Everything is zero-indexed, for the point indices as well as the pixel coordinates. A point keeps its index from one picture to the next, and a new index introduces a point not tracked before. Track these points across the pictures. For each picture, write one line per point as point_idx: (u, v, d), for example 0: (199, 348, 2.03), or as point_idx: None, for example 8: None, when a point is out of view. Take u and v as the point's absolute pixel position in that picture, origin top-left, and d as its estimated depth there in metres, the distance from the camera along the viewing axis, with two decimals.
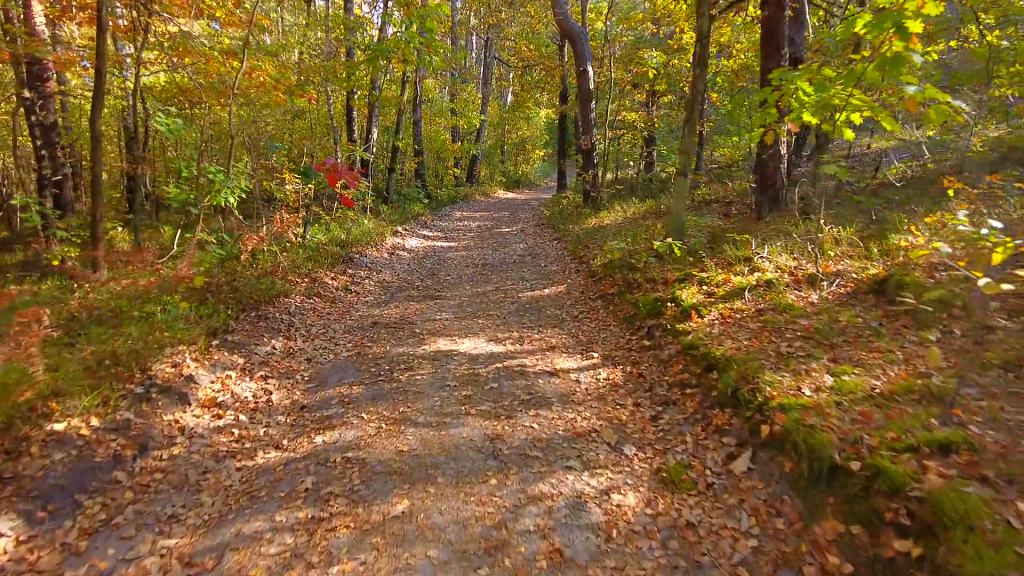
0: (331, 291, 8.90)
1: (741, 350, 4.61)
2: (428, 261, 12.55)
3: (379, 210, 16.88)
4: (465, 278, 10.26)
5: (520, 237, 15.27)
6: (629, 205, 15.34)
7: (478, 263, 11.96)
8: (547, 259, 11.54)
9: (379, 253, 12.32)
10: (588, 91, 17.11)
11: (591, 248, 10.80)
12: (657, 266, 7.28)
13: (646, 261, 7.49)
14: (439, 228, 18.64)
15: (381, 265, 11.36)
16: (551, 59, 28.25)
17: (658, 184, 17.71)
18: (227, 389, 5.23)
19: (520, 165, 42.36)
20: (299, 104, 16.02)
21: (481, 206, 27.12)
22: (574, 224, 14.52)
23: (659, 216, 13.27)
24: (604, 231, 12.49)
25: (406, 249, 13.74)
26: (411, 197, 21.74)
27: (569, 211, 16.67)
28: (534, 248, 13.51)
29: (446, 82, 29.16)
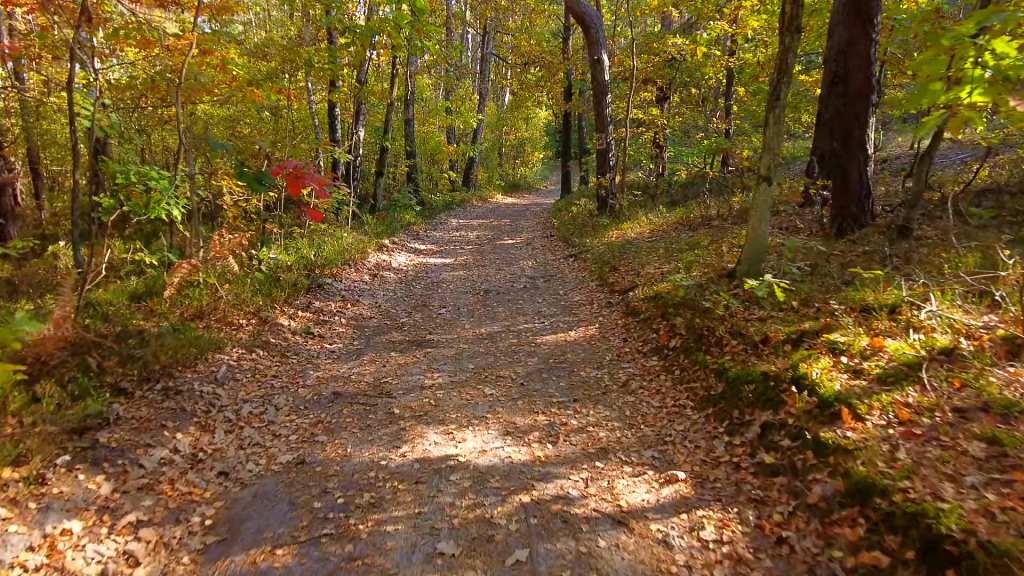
0: (287, 338, 6.71)
1: (992, 518, 2.47)
2: (417, 284, 10.35)
3: (363, 220, 14.69)
4: (462, 312, 8.09)
5: (527, 252, 13.10)
6: (652, 214, 13.21)
7: (479, 288, 9.76)
8: (563, 283, 9.36)
9: (359, 276, 10.17)
10: (603, 84, 14.99)
11: (620, 270, 8.62)
12: (743, 315, 5.10)
13: (724, 305, 5.31)
14: (433, 240, 16.47)
15: (359, 294, 9.18)
16: (553, 54, 26.12)
17: (681, 190, 15.59)
18: (56, 560, 2.95)
19: (519, 168, 40.16)
20: (271, 98, 13.80)
21: (478, 213, 24.95)
22: (590, 238, 12.38)
23: (695, 229, 11.13)
24: (630, 246, 10.33)
25: (393, 268, 11.58)
26: (401, 204, 19.52)
27: (582, 221, 14.52)
28: (543, 266, 11.32)
29: (441, 78, 26.97)
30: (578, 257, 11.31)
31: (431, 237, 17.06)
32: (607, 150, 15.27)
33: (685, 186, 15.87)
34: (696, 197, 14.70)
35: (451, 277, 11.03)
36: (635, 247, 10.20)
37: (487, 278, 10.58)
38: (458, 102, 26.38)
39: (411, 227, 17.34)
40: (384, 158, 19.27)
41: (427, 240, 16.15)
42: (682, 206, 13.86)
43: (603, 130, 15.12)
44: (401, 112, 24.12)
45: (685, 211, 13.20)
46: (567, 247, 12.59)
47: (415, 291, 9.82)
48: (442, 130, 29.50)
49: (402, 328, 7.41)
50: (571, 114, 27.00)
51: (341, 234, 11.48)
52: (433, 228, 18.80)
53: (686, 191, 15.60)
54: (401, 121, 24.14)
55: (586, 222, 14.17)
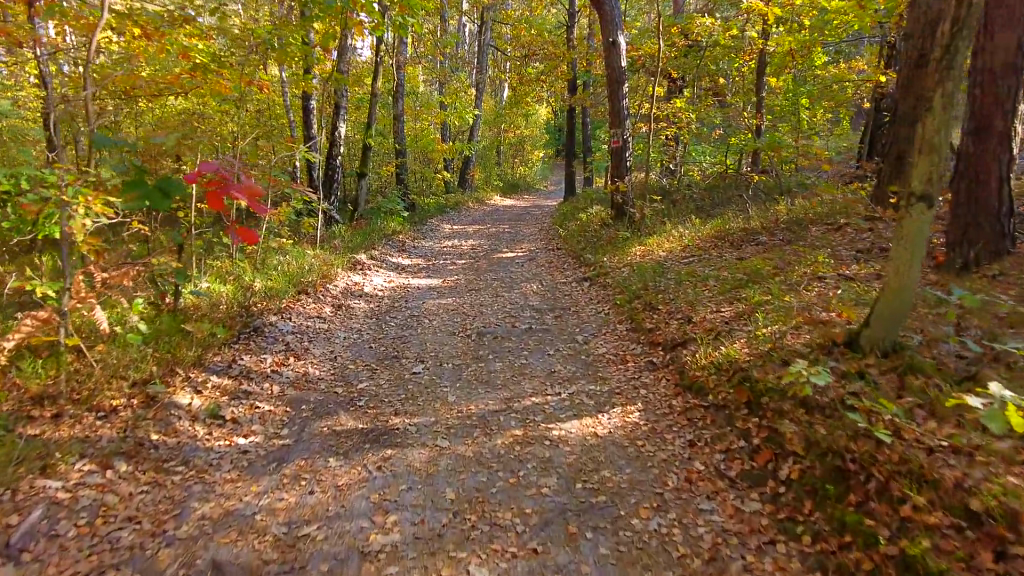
0: (179, 429, 4.48)
1: None
2: (392, 317, 8.17)
3: (335, 232, 12.50)
4: (442, 370, 5.90)
5: (529, 271, 10.91)
6: (679, 226, 11.02)
7: (469, 326, 7.57)
8: (576, 322, 7.17)
9: (317, 309, 7.98)
10: (620, 71, 12.70)
11: (657, 312, 6.43)
12: (931, 454, 2.91)
13: (887, 427, 3.13)
14: (420, 253, 14.28)
15: (311, 337, 7.00)
16: (556, 44, 23.76)
17: (706, 199, 13.44)
18: None
19: (518, 168, 37.92)
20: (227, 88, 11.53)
21: (473, 218, 22.76)
22: (606, 256, 10.19)
23: (740, 249, 8.96)
24: (663, 271, 8.13)
25: (365, 293, 9.39)
26: (386, 210, 17.33)
27: (594, 233, 12.33)
28: (548, 292, 9.13)
29: (433, 69, 24.64)
30: (593, 281, 9.10)
31: (419, 249, 14.88)
32: (624, 147, 12.95)
33: (712, 192, 13.67)
34: (728, 207, 12.54)
35: (434, 306, 8.84)
36: (669, 271, 8.00)
37: (482, 310, 8.39)
38: (452, 96, 24.14)
39: (396, 238, 15.16)
40: (367, 157, 17.05)
41: (413, 254, 13.97)
42: (714, 218, 11.69)
43: (620, 125, 12.85)
44: (389, 106, 21.90)
45: (718, 223, 11.00)
46: (577, 267, 10.41)
47: (386, 328, 7.64)
48: (435, 127, 27.26)
49: (356, 402, 5.22)
50: (575, 109, 24.79)
51: (300, 253, 9.28)
52: (422, 237, 16.60)
53: (715, 199, 13.43)
54: (389, 116, 21.92)
55: (598, 235, 12.00)
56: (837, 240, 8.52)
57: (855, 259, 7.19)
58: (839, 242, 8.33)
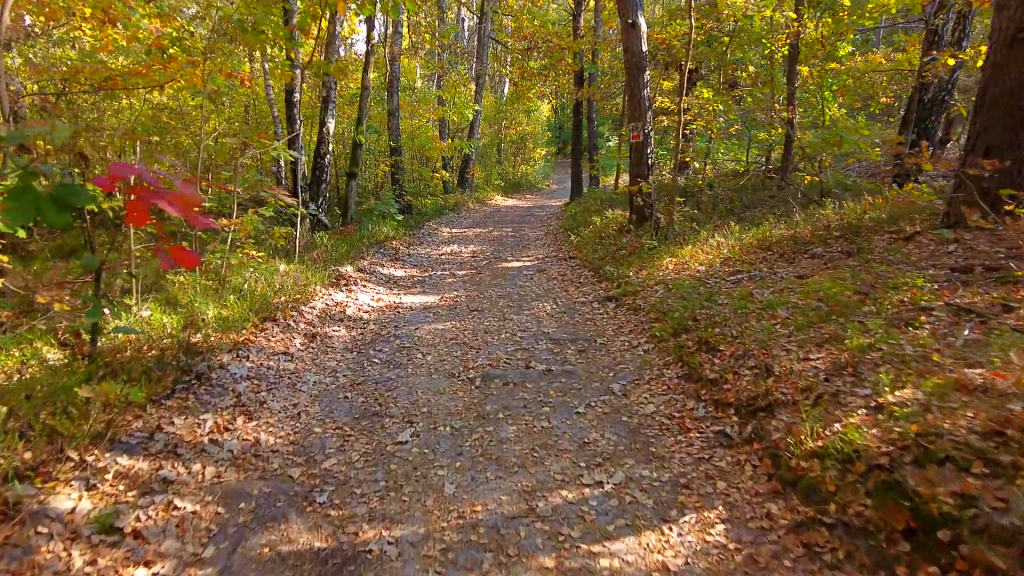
0: (42, 561, 2.94)
1: None
2: (377, 348, 6.70)
3: (319, 240, 11.05)
4: (436, 438, 4.43)
5: (539, 287, 9.43)
6: (712, 234, 9.59)
7: (472, 362, 6.10)
8: (606, 361, 5.69)
9: (285, 343, 6.53)
10: (642, 56, 11.18)
11: (718, 357, 4.97)
12: None
13: None
14: (415, 262, 12.82)
15: (273, 385, 5.55)
16: (562, 36, 22.23)
17: (736, 203, 12.01)
18: None
19: (520, 167, 36.42)
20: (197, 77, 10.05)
21: (474, 220, 21.28)
22: (630, 269, 8.74)
23: (794, 267, 7.52)
24: (709, 292, 6.67)
25: (346, 316, 7.94)
26: (379, 213, 15.87)
27: (611, 241, 10.89)
28: (564, 314, 7.66)
29: (431, 61, 23.11)
30: (618, 301, 7.63)
31: (414, 257, 13.42)
32: (647, 141, 11.48)
33: (742, 198, 12.26)
34: (763, 211, 11.10)
35: (428, 331, 7.37)
36: (717, 293, 6.55)
37: (486, 339, 6.93)
38: (451, 89, 22.67)
39: (388, 245, 13.70)
40: (358, 155, 15.58)
41: (406, 263, 12.51)
42: (750, 225, 10.26)
43: (642, 117, 11.37)
44: (383, 101, 20.45)
45: (758, 231, 9.55)
46: (595, 283, 8.93)
47: (368, 365, 6.17)
48: (433, 124, 25.79)
49: (315, 498, 3.78)
50: (582, 103, 23.38)
51: (271, 270, 7.84)
52: (418, 243, 15.14)
53: (746, 203, 12.02)
54: (382, 111, 20.46)
55: (616, 243, 10.57)
56: (914, 252, 7.08)
57: (957, 282, 5.71)
58: (918, 256, 6.88)
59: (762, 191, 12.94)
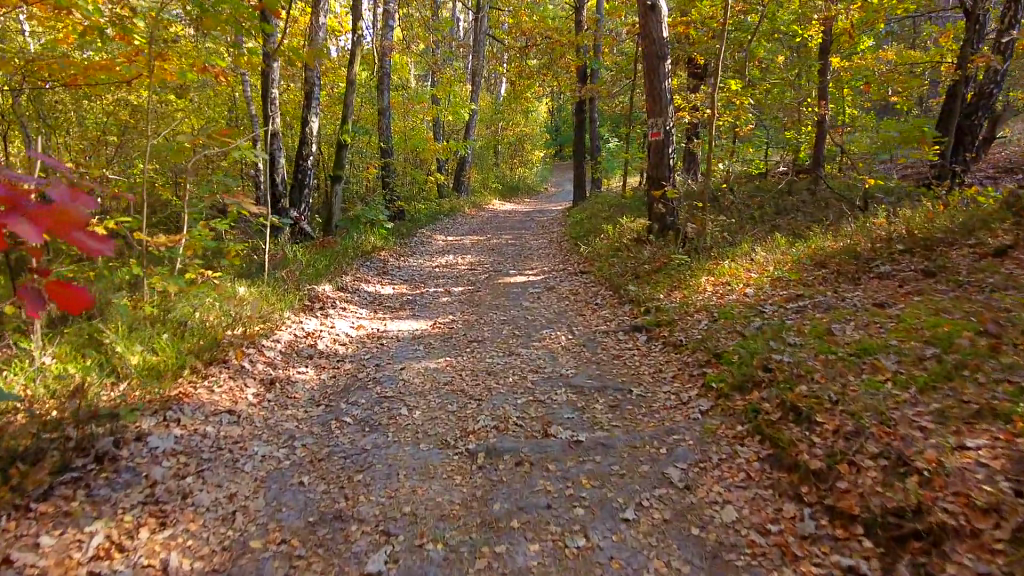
0: None
1: None
2: (351, 400, 5.30)
3: (294, 255, 9.67)
4: (422, 566, 3.07)
5: (548, 310, 8.07)
6: (748, 247, 8.26)
7: (471, 423, 4.71)
8: (650, 428, 4.32)
9: (234, 397, 5.12)
10: (662, 43, 9.82)
11: (818, 435, 3.57)
12: None
13: None
14: (406, 275, 11.45)
15: (206, 462, 4.12)
16: (563, 32, 20.80)
17: (766, 213, 10.67)
18: None
19: (517, 169, 34.99)
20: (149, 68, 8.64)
21: (470, 226, 19.93)
22: (657, 290, 7.38)
23: (865, 291, 6.15)
24: (770, 329, 5.30)
25: (319, 352, 6.55)
26: (367, 220, 14.48)
27: (628, 253, 9.54)
28: (583, 350, 6.31)
29: (425, 59, 21.71)
30: (649, 335, 6.28)
31: (404, 269, 12.07)
32: (668, 139, 10.09)
33: (774, 209, 10.90)
34: (802, 220, 9.74)
35: (417, 371, 5.99)
36: (781, 331, 5.19)
37: (489, 384, 5.55)
38: (446, 87, 21.32)
39: (376, 257, 12.33)
40: (343, 157, 14.21)
41: (395, 278, 11.11)
42: (789, 236, 8.94)
43: (663, 112, 9.99)
44: (373, 99, 19.07)
45: (805, 244, 8.18)
46: (614, 309, 7.57)
47: (337, 428, 4.78)
48: (427, 124, 24.41)
49: None
50: (585, 101, 22.01)
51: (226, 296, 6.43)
52: (409, 254, 13.78)
53: (778, 214, 10.73)
54: (373, 110, 19.11)
55: (634, 256, 9.22)
56: (1018, 273, 5.72)
57: None
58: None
59: (793, 196, 11.61)
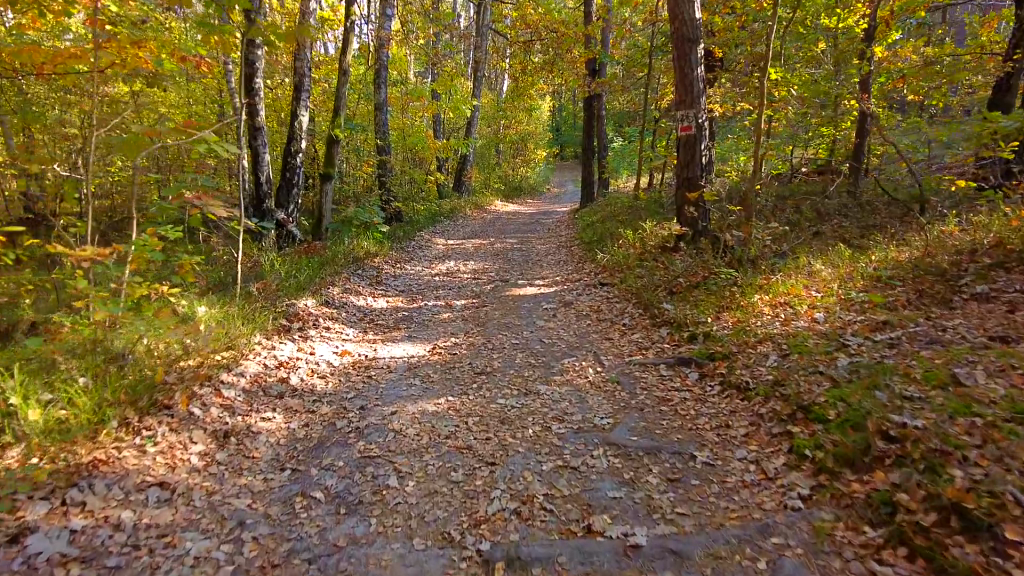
0: None
1: None
2: (326, 463, 4.11)
3: (273, 265, 8.47)
4: None
5: (567, 331, 6.88)
6: (802, 262, 7.08)
7: (483, 506, 3.51)
8: (732, 523, 3.12)
9: (172, 460, 3.91)
10: (695, 24, 8.64)
11: (1014, 564, 2.35)
12: None
13: None
14: (402, 285, 10.27)
15: (114, 572, 2.92)
16: (571, 24, 19.61)
17: (808, 222, 9.50)
18: None
19: (521, 170, 33.77)
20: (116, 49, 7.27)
21: (472, 229, 18.72)
22: (702, 312, 6.18)
23: (971, 318, 4.94)
24: (867, 373, 4.11)
25: (292, 391, 5.34)
26: (360, 223, 13.29)
27: (655, 265, 8.34)
28: (617, 389, 5.11)
29: (424, 52, 20.51)
30: (700, 372, 5.08)
31: (400, 277, 10.89)
32: (700, 135, 8.90)
33: (815, 217, 9.73)
34: (853, 229, 8.56)
35: (412, 417, 4.79)
36: (885, 376, 3.99)
37: (503, 440, 4.35)
38: (448, 82, 20.10)
39: (369, 264, 11.13)
40: (335, 154, 13.03)
41: (389, 288, 9.92)
42: (844, 245, 7.76)
43: (695, 104, 8.81)
44: (370, 95, 17.89)
45: (869, 256, 6.98)
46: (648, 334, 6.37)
47: (304, 511, 3.56)
48: (427, 122, 23.25)
49: None
50: (593, 97, 20.80)
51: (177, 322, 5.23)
52: (406, 260, 12.59)
53: (821, 221, 9.55)
54: (369, 106, 17.91)
55: (664, 268, 8.03)
56: None
57: None
58: None
59: (833, 201, 10.44)
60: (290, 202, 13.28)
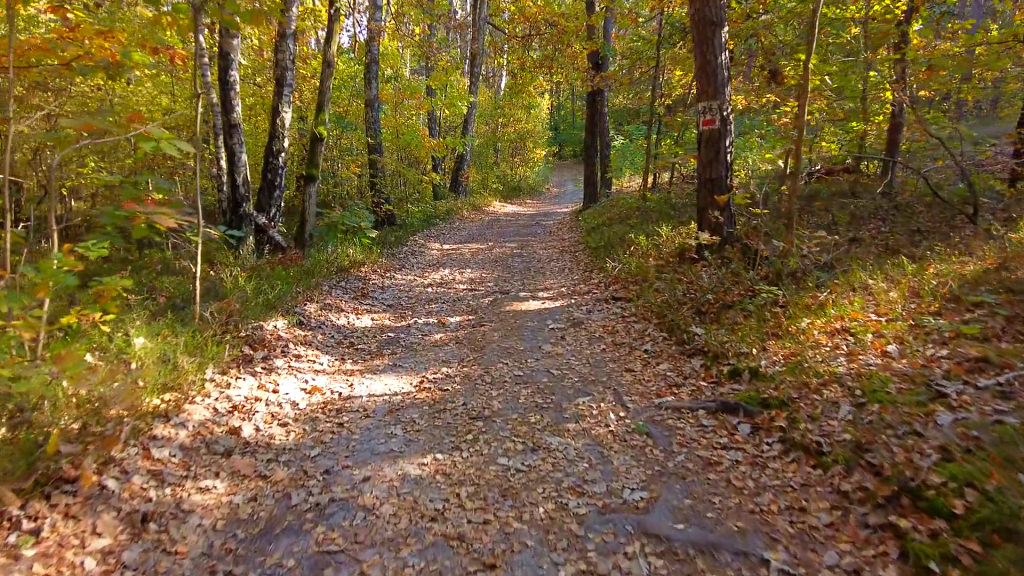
0: None
1: None
2: (270, 565, 3.08)
3: (241, 280, 7.46)
4: None
5: (579, 360, 5.86)
6: (852, 278, 6.07)
7: None
8: None
9: (57, 568, 2.87)
10: (719, 5, 7.63)
11: None
12: None
13: None
14: (391, 299, 9.24)
15: None
16: (572, 16, 18.54)
17: (845, 227, 8.47)
18: None
19: (520, 170, 32.73)
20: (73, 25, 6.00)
21: (470, 232, 17.68)
22: (742, 341, 5.17)
23: None
24: (989, 441, 3.09)
25: (244, 445, 4.32)
26: (347, 228, 12.26)
27: (676, 277, 7.33)
28: (649, 445, 4.11)
29: (418, 46, 19.45)
30: (752, 425, 4.07)
31: (388, 288, 9.86)
32: (725, 129, 7.86)
33: (850, 222, 8.71)
34: (900, 237, 7.54)
35: (389, 488, 3.78)
36: (1018, 447, 2.97)
37: (506, 526, 3.33)
38: (443, 77, 19.02)
39: (355, 275, 10.11)
40: (319, 153, 12.01)
41: (376, 303, 8.89)
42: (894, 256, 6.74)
43: (719, 94, 7.79)
44: (361, 90, 16.84)
45: (931, 270, 5.95)
46: (677, 365, 5.35)
47: None
48: (422, 120, 22.21)
49: None
50: (596, 92, 19.74)
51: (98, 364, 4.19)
52: (397, 268, 11.57)
53: (858, 227, 8.53)
54: (360, 103, 16.86)
55: (688, 282, 7.02)
56: None
57: None
58: None
59: (867, 203, 9.42)
60: (272, 205, 12.26)
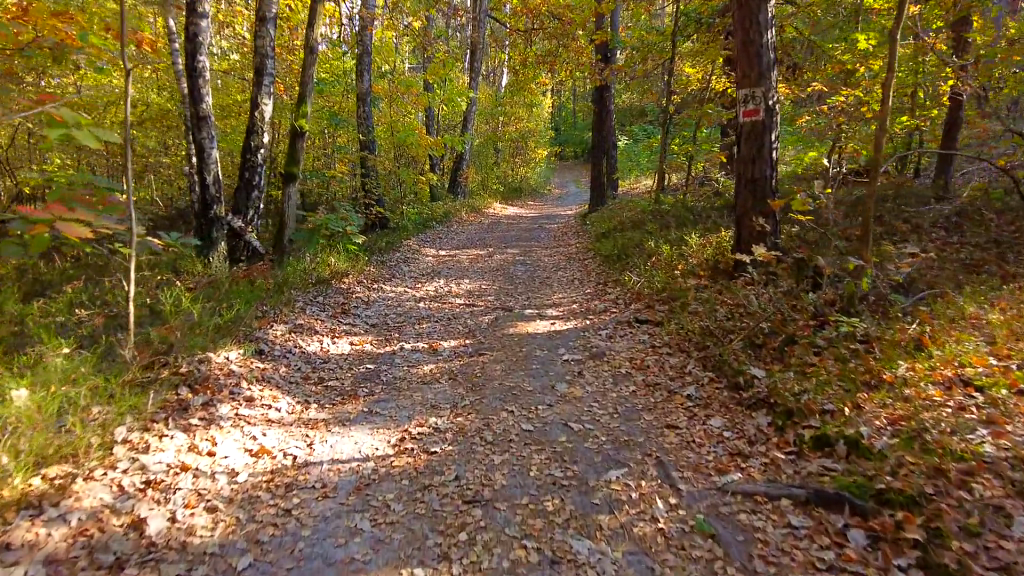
0: None
1: None
2: None
3: (194, 300, 6.24)
4: None
5: (604, 409, 4.63)
6: (945, 305, 4.85)
7: None
8: None
9: None
10: None
11: None
12: None
13: None
14: (376, 316, 8.00)
15: None
16: (578, 6, 17.31)
17: (908, 238, 7.22)
18: None
19: (521, 170, 31.55)
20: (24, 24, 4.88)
21: (469, 236, 16.45)
22: (822, 394, 3.95)
23: None
24: None
25: (148, 549, 3.09)
26: (331, 233, 11.00)
27: (716, 301, 6.10)
28: (719, 558, 2.88)
29: (413, 37, 18.22)
30: (867, 529, 2.84)
31: (373, 303, 8.62)
32: (770, 121, 6.65)
33: (913, 231, 7.47)
34: (982, 252, 6.29)
35: None
36: None
37: None
38: (440, 71, 17.82)
39: (336, 286, 8.88)
40: (299, 149, 10.80)
41: (358, 322, 7.64)
42: (984, 275, 5.52)
43: (764, 79, 6.58)
44: (352, 84, 15.64)
45: None
46: (736, 425, 4.13)
47: None
48: (418, 117, 21.00)
49: None
50: (603, 88, 18.55)
51: None
52: (386, 278, 10.33)
53: (920, 236, 7.31)
54: (352, 98, 15.64)
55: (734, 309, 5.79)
56: None
57: None
58: None
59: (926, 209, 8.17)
60: (249, 207, 11.04)
